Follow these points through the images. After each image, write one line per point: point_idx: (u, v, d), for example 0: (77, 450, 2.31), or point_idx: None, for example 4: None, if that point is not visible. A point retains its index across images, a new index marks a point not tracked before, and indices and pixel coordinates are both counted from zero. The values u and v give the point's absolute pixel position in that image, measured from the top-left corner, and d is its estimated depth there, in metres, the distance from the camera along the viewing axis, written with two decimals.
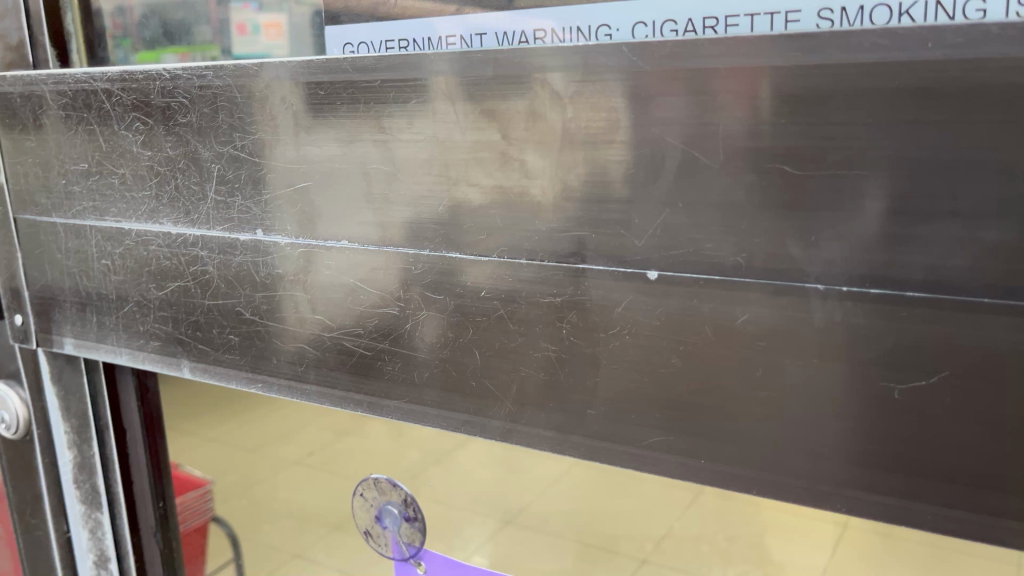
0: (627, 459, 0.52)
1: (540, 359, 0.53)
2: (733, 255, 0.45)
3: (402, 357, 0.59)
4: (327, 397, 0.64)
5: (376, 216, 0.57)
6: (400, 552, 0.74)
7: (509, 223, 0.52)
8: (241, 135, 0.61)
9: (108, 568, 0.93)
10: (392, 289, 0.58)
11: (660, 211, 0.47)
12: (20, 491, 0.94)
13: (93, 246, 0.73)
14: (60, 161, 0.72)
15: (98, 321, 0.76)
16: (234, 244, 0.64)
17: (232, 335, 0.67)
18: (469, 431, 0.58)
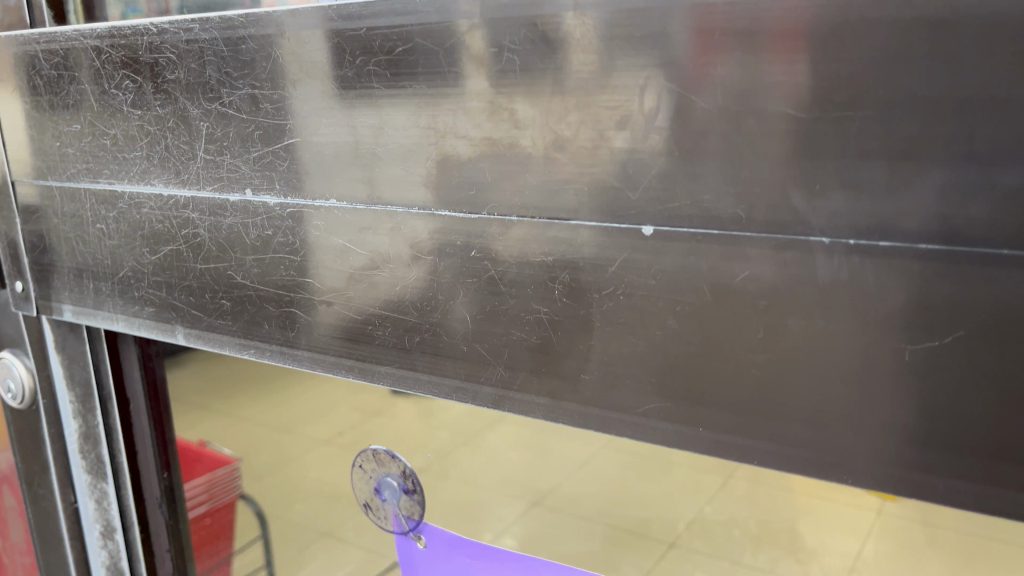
0: (623, 427, 0.49)
1: (532, 322, 0.51)
2: (731, 208, 0.42)
3: (393, 321, 0.57)
4: (319, 363, 0.62)
5: (365, 173, 0.55)
6: (400, 526, 0.74)
7: (499, 178, 0.49)
8: (229, 90, 0.59)
9: (114, 539, 0.93)
10: (382, 250, 0.56)
11: (654, 161, 0.44)
12: (28, 460, 0.94)
13: (88, 210, 0.72)
14: (55, 123, 0.71)
15: (94, 287, 0.74)
16: (224, 205, 0.62)
17: (223, 300, 0.66)
18: (461, 398, 0.56)
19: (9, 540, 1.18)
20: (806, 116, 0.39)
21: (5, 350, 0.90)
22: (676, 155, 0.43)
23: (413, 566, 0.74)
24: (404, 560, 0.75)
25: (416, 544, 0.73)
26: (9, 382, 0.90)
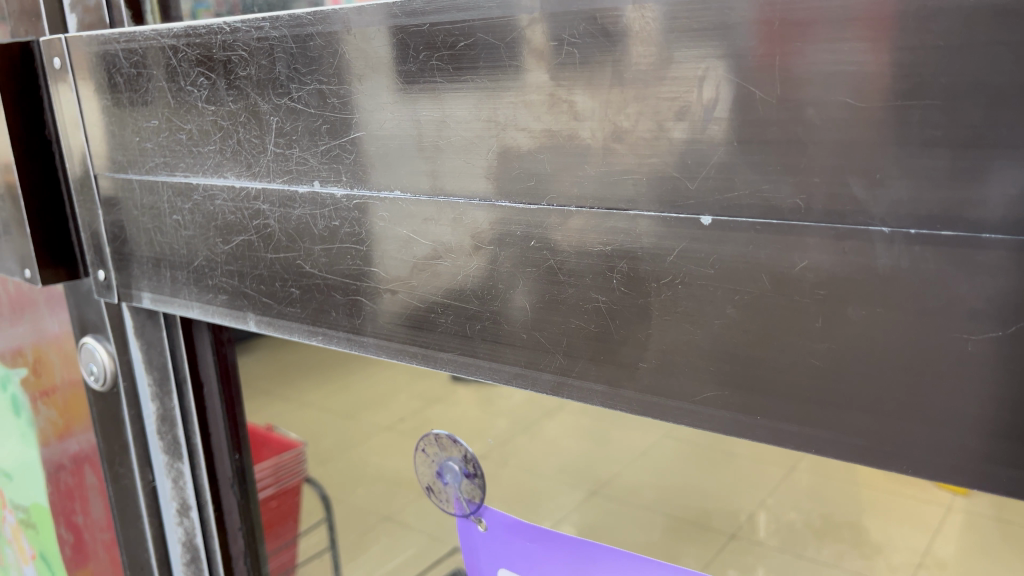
0: (681, 415, 0.50)
1: (590, 310, 0.51)
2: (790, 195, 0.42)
3: (453, 307, 0.58)
4: (384, 350, 0.64)
5: (427, 164, 0.57)
6: (462, 508, 0.75)
7: (557, 169, 0.50)
8: (298, 86, 0.61)
9: (190, 516, 0.97)
10: (444, 239, 0.57)
11: (718, 145, 0.44)
12: (109, 442, 1.00)
13: (166, 202, 0.75)
14: (135, 119, 0.75)
15: (171, 276, 0.78)
16: (293, 196, 0.65)
17: (293, 288, 0.68)
18: (521, 384, 0.57)
19: (91, 516, 1.24)
20: (868, 106, 0.39)
21: (89, 335, 0.96)
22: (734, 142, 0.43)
23: (473, 547, 0.76)
24: (466, 542, 0.77)
25: (477, 527, 0.74)
26: (92, 366, 0.95)
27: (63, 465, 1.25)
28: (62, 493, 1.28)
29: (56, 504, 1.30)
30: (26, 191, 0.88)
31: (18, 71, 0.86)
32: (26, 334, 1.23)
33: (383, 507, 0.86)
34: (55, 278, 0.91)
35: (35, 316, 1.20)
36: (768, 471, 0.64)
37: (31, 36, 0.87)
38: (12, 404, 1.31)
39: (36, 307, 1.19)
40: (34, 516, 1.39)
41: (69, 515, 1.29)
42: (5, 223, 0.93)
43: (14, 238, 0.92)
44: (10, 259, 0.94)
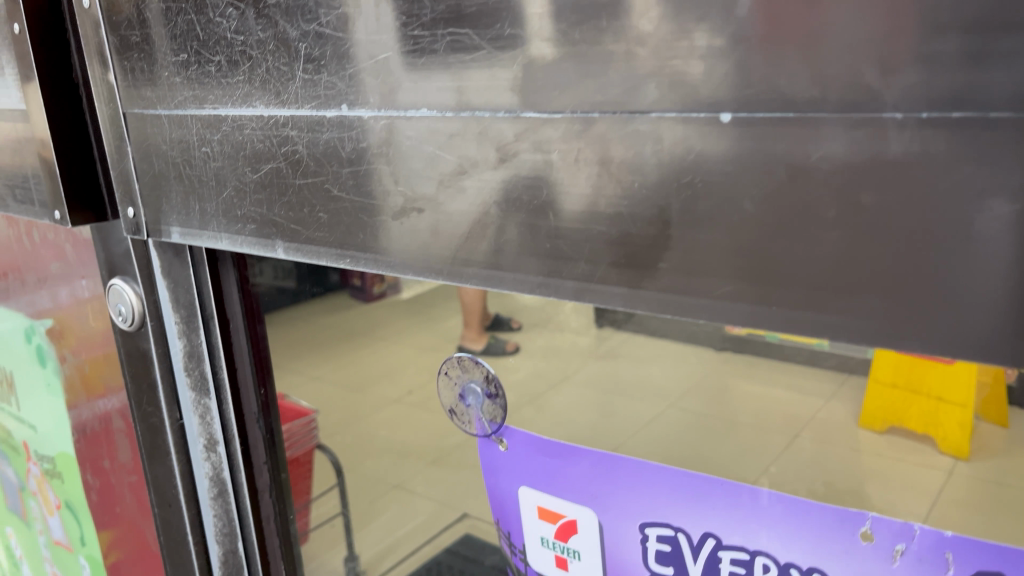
0: (699, 312, 0.52)
1: (612, 215, 0.54)
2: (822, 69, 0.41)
3: (478, 221, 0.61)
4: (411, 267, 0.67)
5: (452, 80, 0.59)
6: (483, 429, 0.78)
7: (581, 77, 0.52)
8: (327, 12, 0.63)
9: (217, 451, 1.00)
10: (470, 153, 0.60)
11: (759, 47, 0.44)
12: (138, 380, 1.04)
13: (195, 135, 0.77)
14: (164, 54, 0.77)
15: (200, 208, 0.80)
16: (321, 121, 0.67)
17: (321, 213, 0.70)
18: (544, 293, 0.59)
19: (118, 460, 1.27)
20: None
21: (117, 277, 1.00)
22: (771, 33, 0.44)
23: (494, 465, 0.79)
24: (485, 459, 0.80)
25: (498, 446, 0.78)
26: (120, 307, 0.99)
27: (90, 411, 1.28)
28: (89, 439, 1.31)
29: (83, 451, 1.34)
30: (55, 134, 0.91)
31: (45, 15, 0.88)
32: (52, 285, 1.26)
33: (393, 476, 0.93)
34: (84, 220, 0.94)
35: (59, 266, 1.22)
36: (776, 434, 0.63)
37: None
38: (39, 354, 1.35)
39: (60, 257, 1.22)
40: (60, 465, 1.43)
41: (96, 461, 1.32)
42: (36, 167, 0.96)
43: (44, 181, 0.95)
44: (41, 202, 0.97)
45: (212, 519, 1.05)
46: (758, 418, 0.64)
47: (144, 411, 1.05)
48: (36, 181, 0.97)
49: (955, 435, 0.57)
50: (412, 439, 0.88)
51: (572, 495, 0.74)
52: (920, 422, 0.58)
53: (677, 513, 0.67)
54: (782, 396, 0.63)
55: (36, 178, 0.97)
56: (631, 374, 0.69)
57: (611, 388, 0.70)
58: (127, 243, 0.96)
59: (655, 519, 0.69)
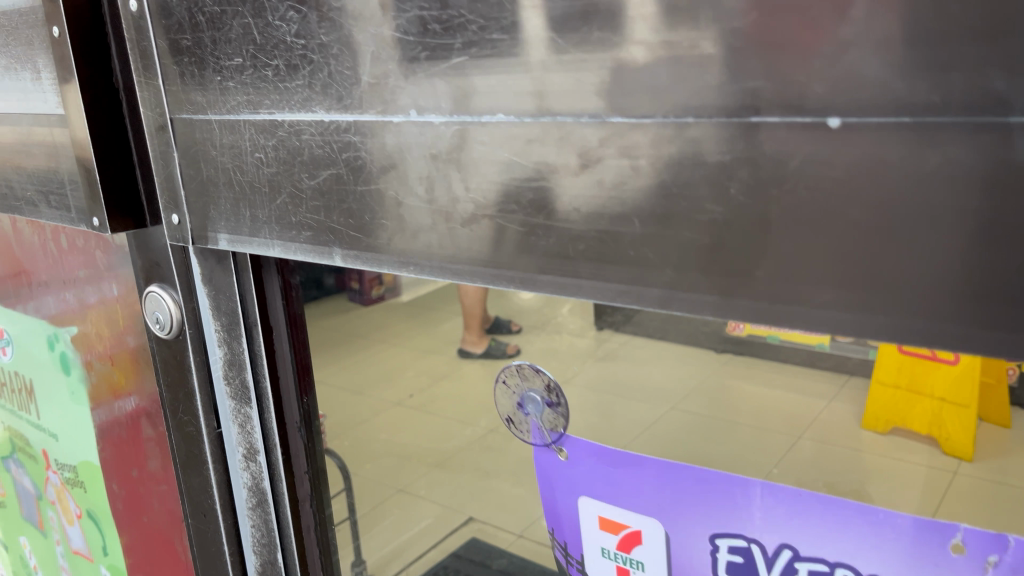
0: (798, 321, 0.51)
1: (705, 221, 0.53)
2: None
3: (555, 228, 0.60)
4: (480, 275, 0.66)
5: (532, 85, 0.57)
6: (542, 438, 0.77)
7: (676, 80, 0.52)
8: (396, 15, 0.62)
9: (257, 461, 0.98)
10: (549, 159, 0.58)
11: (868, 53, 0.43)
12: (174, 389, 1.02)
13: (247, 140, 0.76)
14: (216, 58, 0.75)
15: (251, 215, 0.79)
16: (388, 127, 0.66)
17: (384, 220, 0.69)
18: (625, 302, 0.58)
19: (147, 469, 1.25)
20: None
21: (154, 284, 0.98)
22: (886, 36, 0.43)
23: (553, 476, 0.78)
24: (543, 469, 0.79)
25: (557, 456, 0.76)
26: (158, 315, 0.98)
27: (118, 419, 1.26)
28: (117, 448, 1.29)
29: (110, 461, 1.31)
30: (95, 139, 0.89)
31: (85, 18, 0.87)
32: (78, 291, 1.24)
33: (393, 480, 1.05)
34: (124, 226, 0.92)
35: (86, 272, 1.21)
36: (776, 434, 0.75)
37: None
38: (63, 362, 1.32)
39: (87, 263, 1.20)
40: (83, 474, 1.40)
41: (123, 471, 1.30)
42: (74, 172, 0.94)
43: (82, 187, 0.93)
44: (77, 208, 0.95)
45: (250, 530, 1.03)
46: (757, 413, 0.77)
47: (180, 419, 1.03)
48: (73, 186, 0.95)
49: (953, 437, 0.78)
50: (415, 446, 1.03)
51: (637, 506, 0.72)
52: (922, 425, 0.76)
53: (749, 523, 0.66)
54: (778, 393, 0.79)
55: (72, 183, 0.95)
56: (630, 373, 0.82)
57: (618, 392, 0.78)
58: (166, 249, 0.95)
59: (725, 530, 0.67)
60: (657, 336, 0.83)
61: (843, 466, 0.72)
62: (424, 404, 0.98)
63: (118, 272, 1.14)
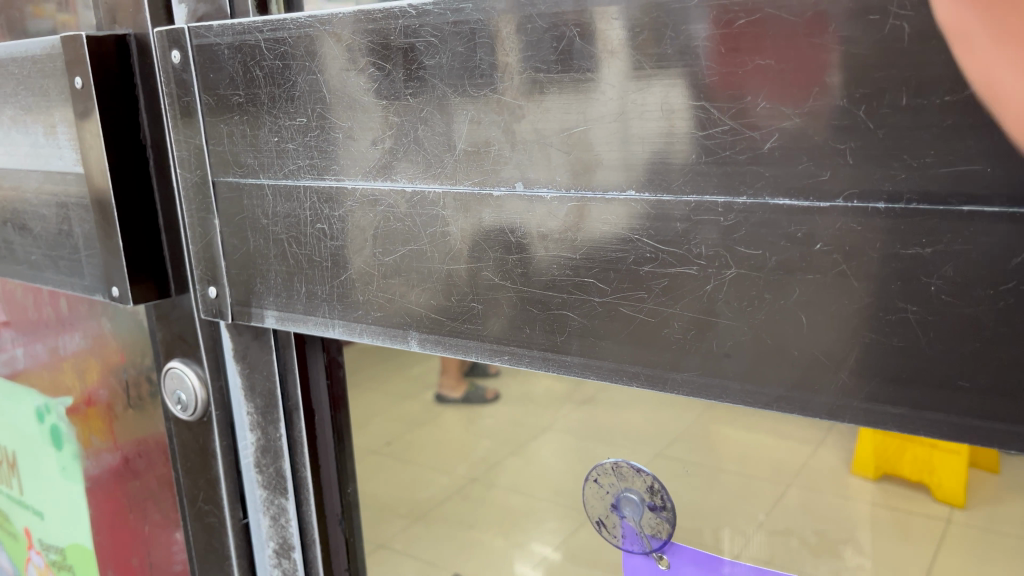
0: (1014, 442, 0.44)
1: (893, 323, 0.45)
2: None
3: (696, 322, 0.52)
4: (591, 370, 0.57)
5: (676, 159, 0.50)
6: (637, 545, 0.68)
7: (858, 161, 0.44)
8: (506, 76, 0.55)
9: (291, 557, 0.88)
10: (692, 244, 0.51)
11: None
12: (195, 477, 0.92)
13: (307, 210, 0.67)
14: (273, 117, 0.67)
15: (307, 291, 0.70)
16: (486, 200, 0.58)
17: (474, 302, 0.61)
18: (783, 409, 0.50)
19: (151, 559, 1.06)
20: None
21: (174, 360, 0.87)
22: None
23: None
24: None
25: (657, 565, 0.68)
26: (180, 394, 0.87)
27: (117, 502, 1.06)
28: (114, 532, 1.09)
29: (105, 546, 1.11)
30: (119, 201, 0.78)
31: (112, 67, 0.76)
32: (72, 365, 1.06)
33: (375, 533, 0.85)
34: (146, 299, 0.81)
35: (82, 342, 1.03)
36: (764, 483, 0.60)
37: (126, 29, 0.77)
38: (54, 436, 1.13)
39: (86, 334, 1.01)
40: (70, 558, 1.21)
41: (121, 557, 1.10)
42: (89, 237, 0.84)
43: (100, 255, 0.83)
44: (94, 277, 0.85)
45: None
46: (747, 463, 0.61)
47: (200, 508, 0.93)
48: (88, 253, 0.85)
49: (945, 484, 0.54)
50: (386, 495, 0.83)
51: None
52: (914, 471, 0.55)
53: None
54: (767, 440, 0.60)
55: (89, 250, 0.84)
56: (615, 418, 0.66)
57: (600, 436, 0.67)
58: (188, 324, 0.84)
59: None
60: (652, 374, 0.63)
61: (841, 513, 0.58)
62: (391, 446, 0.81)
63: (126, 345, 0.96)
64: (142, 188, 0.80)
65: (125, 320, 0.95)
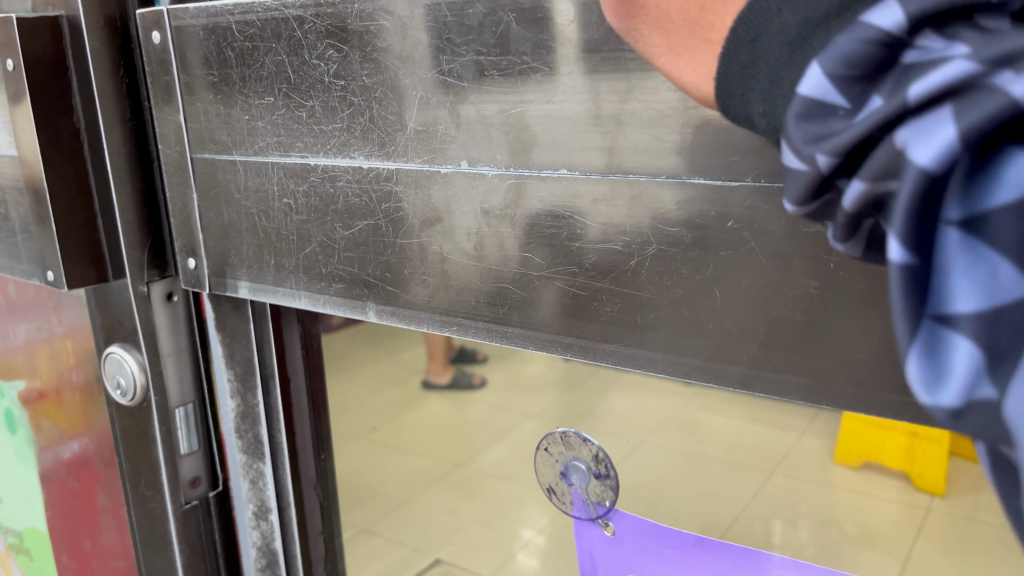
0: (905, 413, 0.46)
1: (798, 297, 0.48)
2: (922, 394, 0.29)
3: (623, 297, 0.54)
4: (531, 340, 0.60)
5: (604, 140, 0.53)
6: (586, 512, 0.70)
7: (760, 143, 0.46)
8: (451, 58, 0.57)
9: (268, 519, 0.92)
10: (619, 222, 0.53)
11: (826, 183, 0.32)
12: (134, 462, 0.93)
13: (275, 185, 0.71)
14: (245, 96, 0.70)
15: (276, 263, 0.74)
16: (434, 176, 0.61)
17: (425, 276, 0.64)
18: (700, 378, 0.53)
19: (101, 543, 1.11)
20: None
21: (114, 345, 0.89)
22: (836, 199, 0.33)
23: (600, 553, 0.71)
24: (584, 547, 0.72)
25: (603, 531, 0.69)
26: (119, 380, 0.88)
27: (69, 487, 1.11)
28: (65, 516, 1.13)
29: (58, 529, 1.15)
30: (52, 188, 0.81)
31: (46, 55, 0.78)
32: (22, 354, 1.10)
33: None
34: (82, 284, 0.84)
35: (33, 329, 1.06)
36: None
37: (59, 12, 0.78)
38: (9, 420, 1.15)
39: (37, 323, 1.05)
40: (28, 543, 1.22)
41: (74, 542, 1.15)
42: (25, 221, 0.87)
43: (36, 239, 0.86)
44: (31, 262, 0.88)
45: None
46: None
47: (141, 494, 0.94)
48: (25, 237, 0.88)
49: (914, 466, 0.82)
50: None
51: None
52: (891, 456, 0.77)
53: None
54: None
55: (24, 233, 0.88)
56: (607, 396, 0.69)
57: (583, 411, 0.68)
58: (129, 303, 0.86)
59: None
60: (639, 359, 0.55)
61: None
62: None
63: (75, 333, 1.00)
64: (87, 175, 0.83)
65: (70, 307, 0.98)
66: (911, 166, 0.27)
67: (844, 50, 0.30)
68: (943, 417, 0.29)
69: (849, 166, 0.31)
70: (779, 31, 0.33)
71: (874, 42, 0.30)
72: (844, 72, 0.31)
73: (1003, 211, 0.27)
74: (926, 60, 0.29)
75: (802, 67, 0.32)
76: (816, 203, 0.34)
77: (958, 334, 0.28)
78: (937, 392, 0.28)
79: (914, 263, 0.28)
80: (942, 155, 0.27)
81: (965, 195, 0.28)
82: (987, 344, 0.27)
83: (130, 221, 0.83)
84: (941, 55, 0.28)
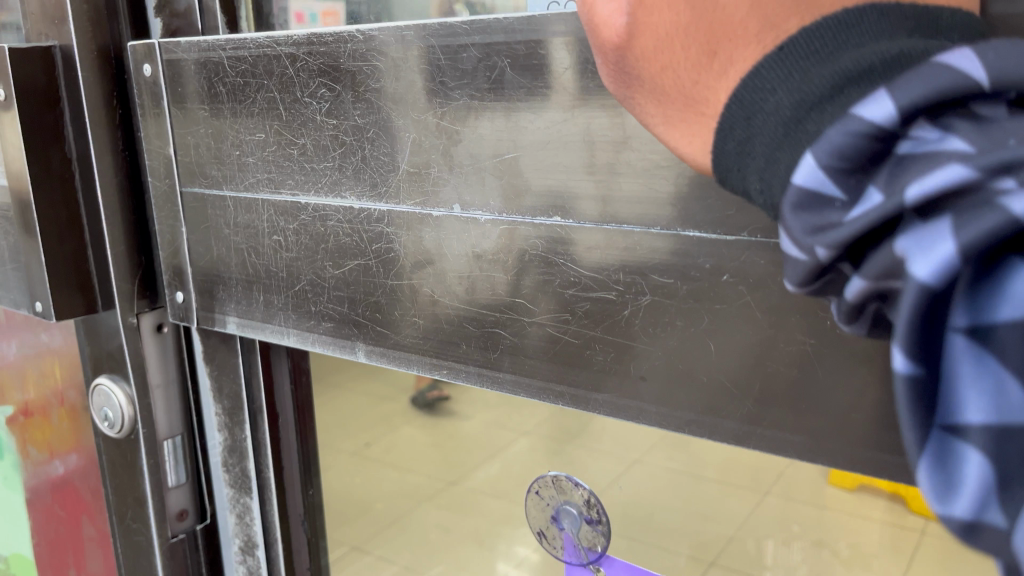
0: (902, 474, 0.45)
1: (794, 353, 0.47)
2: (934, 505, 0.27)
3: (615, 346, 0.53)
4: (522, 387, 0.59)
5: (598, 188, 0.52)
6: (576, 557, 0.68)
7: None
8: (445, 101, 0.56)
9: (255, 554, 0.91)
10: (610, 271, 0.52)
11: (827, 268, 0.31)
12: (122, 494, 0.91)
13: (265, 222, 0.70)
14: (235, 131, 0.69)
15: (265, 300, 0.73)
16: (426, 219, 0.60)
17: (416, 318, 0.63)
18: (694, 433, 0.52)
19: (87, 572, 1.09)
20: None
21: (101, 376, 0.87)
22: (838, 279, 0.32)
23: None
24: None
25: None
26: (106, 411, 0.86)
27: (55, 515, 1.09)
28: (50, 544, 1.11)
29: (44, 556, 1.13)
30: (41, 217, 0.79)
31: (39, 85, 0.77)
32: (9, 379, 1.08)
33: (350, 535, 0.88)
34: (70, 315, 0.82)
35: (21, 353, 1.05)
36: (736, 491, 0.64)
37: (51, 41, 0.77)
38: None
39: (26, 347, 1.04)
40: (13, 568, 1.20)
41: (59, 570, 1.13)
42: (14, 250, 0.85)
43: (24, 267, 0.84)
44: (19, 291, 0.86)
45: None
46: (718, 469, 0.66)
47: (127, 526, 0.93)
48: (13, 265, 0.86)
49: None
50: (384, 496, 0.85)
51: None
52: None
53: None
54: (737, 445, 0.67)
55: (14, 264, 0.86)
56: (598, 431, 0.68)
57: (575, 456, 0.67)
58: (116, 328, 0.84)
59: None
60: (633, 409, 0.54)
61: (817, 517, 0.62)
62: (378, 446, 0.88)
63: (64, 359, 0.99)
64: (77, 206, 0.81)
65: (59, 334, 0.98)
66: (911, 280, 0.26)
67: (836, 143, 0.29)
68: (955, 532, 0.27)
69: (852, 254, 0.30)
70: (773, 111, 0.33)
71: (864, 137, 0.29)
72: (838, 164, 0.30)
73: (1008, 325, 0.26)
74: (919, 155, 0.28)
75: (797, 149, 0.32)
76: (817, 284, 0.32)
77: (968, 446, 0.26)
78: (949, 503, 0.27)
79: (920, 374, 0.27)
80: (943, 272, 0.25)
81: (970, 304, 0.26)
82: (998, 459, 0.26)
83: (120, 251, 0.82)
84: (935, 152, 0.28)
